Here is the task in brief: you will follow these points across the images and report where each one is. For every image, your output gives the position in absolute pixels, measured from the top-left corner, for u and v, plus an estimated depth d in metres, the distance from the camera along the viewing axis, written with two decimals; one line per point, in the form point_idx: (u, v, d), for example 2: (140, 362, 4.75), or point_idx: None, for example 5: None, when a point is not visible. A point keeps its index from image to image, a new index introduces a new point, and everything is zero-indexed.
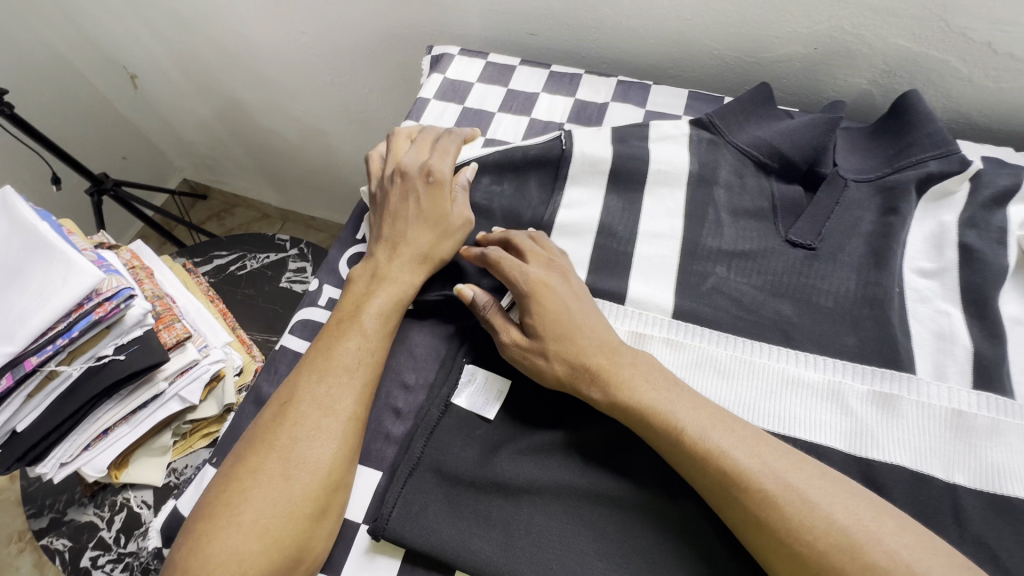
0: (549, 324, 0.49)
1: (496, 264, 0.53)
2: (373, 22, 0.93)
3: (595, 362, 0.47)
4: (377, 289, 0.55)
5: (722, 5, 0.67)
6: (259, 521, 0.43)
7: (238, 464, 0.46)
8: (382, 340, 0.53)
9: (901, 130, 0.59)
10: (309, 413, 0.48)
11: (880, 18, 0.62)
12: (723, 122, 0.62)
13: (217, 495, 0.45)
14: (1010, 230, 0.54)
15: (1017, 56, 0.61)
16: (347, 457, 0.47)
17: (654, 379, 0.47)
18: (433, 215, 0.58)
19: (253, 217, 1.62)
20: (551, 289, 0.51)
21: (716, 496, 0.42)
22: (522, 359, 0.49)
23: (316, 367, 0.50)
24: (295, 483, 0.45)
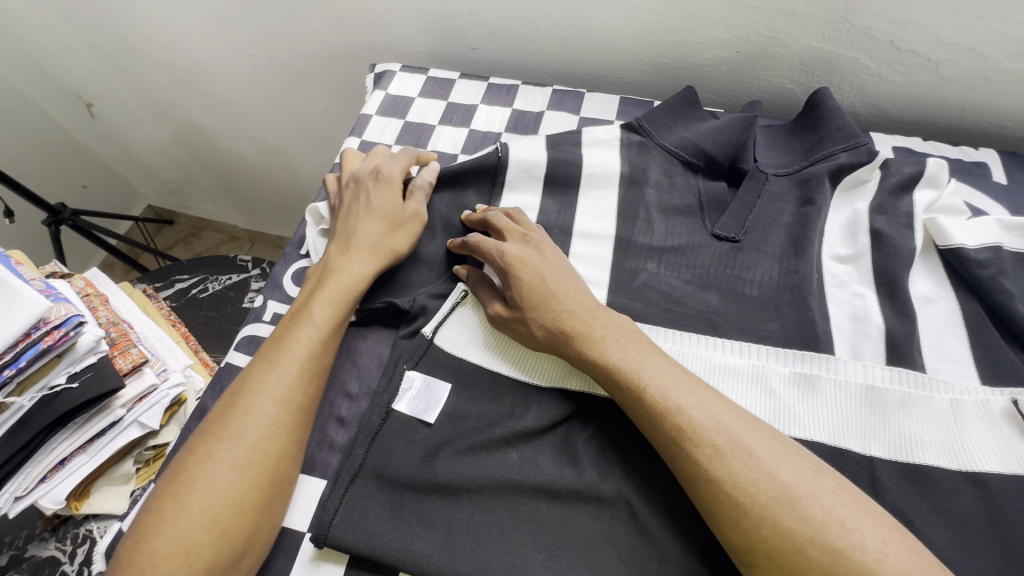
0: (525, 294, 0.51)
1: (475, 245, 0.56)
2: (321, 41, 0.95)
3: (568, 326, 0.49)
4: (329, 280, 0.56)
5: (646, 15, 0.70)
6: (206, 511, 0.43)
7: (187, 457, 0.46)
8: (333, 331, 0.54)
9: (816, 125, 0.62)
10: (258, 402, 0.48)
11: (791, 21, 0.66)
12: (651, 125, 0.65)
13: (166, 488, 0.45)
14: (916, 215, 0.57)
15: (920, 53, 0.64)
16: (293, 446, 0.49)
17: (626, 342, 0.48)
18: (385, 208, 0.60)
19: (221, 240, 1.62)
20: (526, 261, 0.53)
21: (669, 454, 0.44)
22: (506, 328, 0.52)
23: (267, 359, 0.51)
24: (243, 472, 0.45)
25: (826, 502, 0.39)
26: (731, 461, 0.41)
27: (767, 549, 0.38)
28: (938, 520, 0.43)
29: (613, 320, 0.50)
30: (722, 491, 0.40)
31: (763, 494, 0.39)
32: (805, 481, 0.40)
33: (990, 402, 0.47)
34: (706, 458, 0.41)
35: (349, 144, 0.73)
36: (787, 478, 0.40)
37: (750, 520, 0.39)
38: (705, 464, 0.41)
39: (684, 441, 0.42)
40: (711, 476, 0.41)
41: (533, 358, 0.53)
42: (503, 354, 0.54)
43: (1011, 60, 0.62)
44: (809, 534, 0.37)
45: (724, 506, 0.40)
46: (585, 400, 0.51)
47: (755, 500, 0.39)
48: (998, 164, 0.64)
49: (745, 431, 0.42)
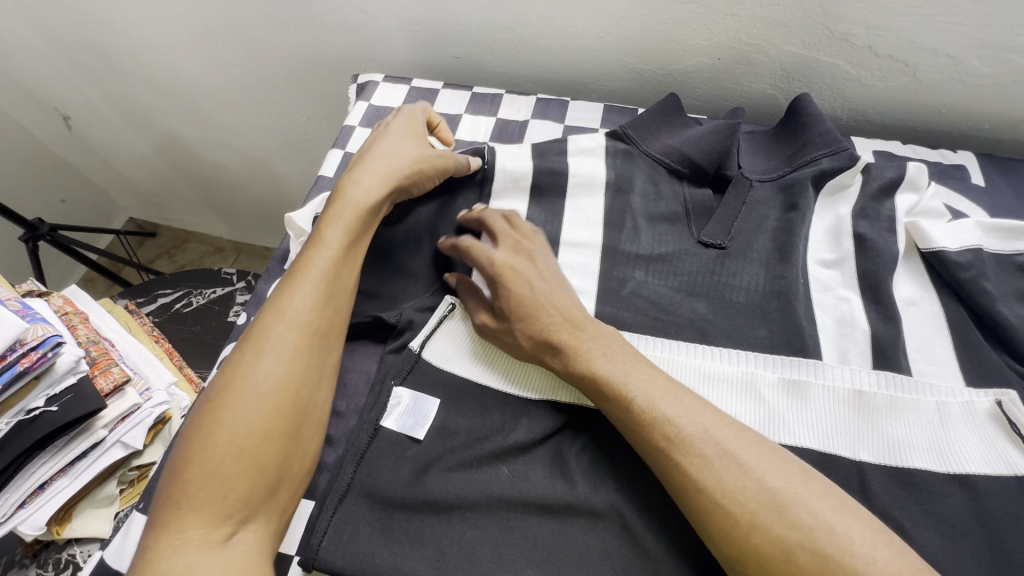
0: (513, 305, 0.51)
1: (465, 248, 0.56)
2: (303, 51, 0.94)
3: (555, 338, 0.49)
4: (341, 202, 0.57)
5: (627, 23, 0.71)
6: (234, 441, 0.44)
7: (211, 393, 0.47)
8: (347, 253, 0.55)
9: (798, 131, 0.63)
10: (274, 331, 0.49)
11: (771, 28, 0.67)
12: (636, 132, 0.65)
13: (194, 423, 0.46)
14: (898, 218, 0.57)
15: (897, 58, 0.65)
16: (314, 370, 0.49)
17: (614, 352, 0.48)
18: (404, 132, 0.63)
19: (206, 252, 1.60)
20: (516, 271, 0.53)
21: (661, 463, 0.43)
22: (494, 338, 0.52)
23: (281, 292, 0.51)
24: (265, 400, 0.46)
25: (815, 508, 0.39)
26: (721, 468, 0.41)
27: (757, 558, 0.38)
28: (927, 523, 0.43)
29: (602, 330, 0.50)
30: (713, 502, 0.40)
31: (753, 503, 0.39)
32: (793, 488, 0.40)
33: (975, 403, 0.48)
34: (694, 467, 0.41)
35: (332, 157, 0.73)
36: (776, 486, 0.40)
37: (741, 530, 0.39)
38: (693, 474, 0.41)
39: (674, 451, 0.42)
40: (699, 484, 0.41)
41: (524, 369, 0.53)
42: (493, 366, 0.53)
43: (985, 63, 0.64)
44: (799, 541, 0.37)
45: (715, 514, 0.40)
46: (575, 411, 0.50)
47: (746, 509, 0.39)
48: (976, 166, 0.65)
49: (735, 439, 0.42)
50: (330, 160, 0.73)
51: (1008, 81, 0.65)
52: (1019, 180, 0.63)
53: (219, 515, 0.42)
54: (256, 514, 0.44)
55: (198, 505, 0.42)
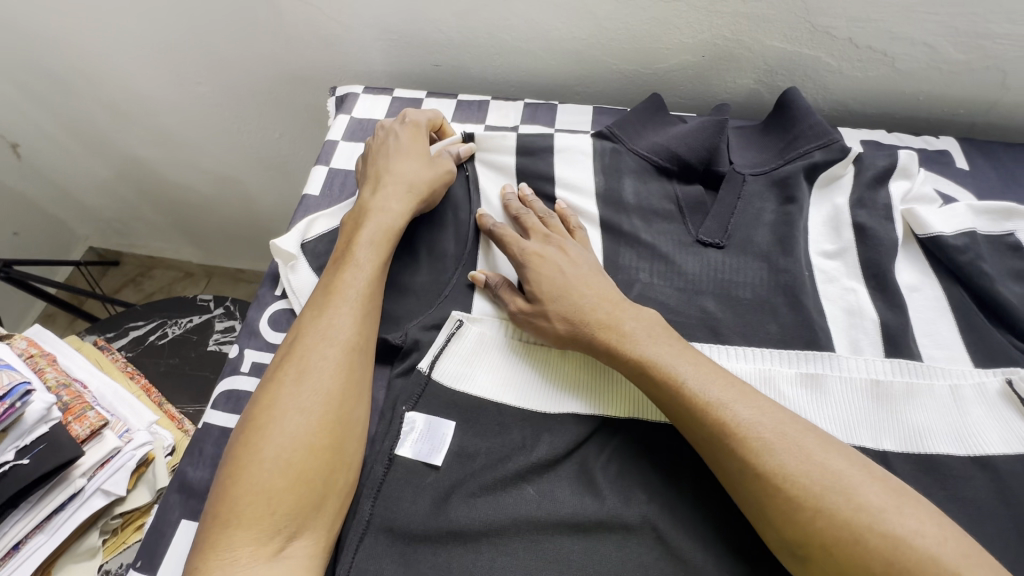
0: (545, 289, 0.52)
1: (499, 237, 0.57)
2: (274, 64, 0.90)
3: (592, 317, 0.49)
4: (367, 221, 0.56)
5: (611, 24, 0.70)
6: (281, 457, 0.42)
7: (254, 409, 0.45)
8: (378, 266, 0.53)
9: (787, 124, 0.63)
10: (315, 348, 0.47)
11: (754, 24, 0.67)
12: (623, 132, 0.64)
13: (238, 442, 0.44)
14: (894, 206, 0.58)
15: (876, 49, 0.67)
16: (356, 385, 0.47)
17: (658, 338, 0.47)
18: (418, 147, 0.61)
19: (175, 277, 1.52)
20: (546, 258, 0.54)
21: None
22: (527, 324, 0.52)
23: (319, 305, 0.50)
24: (310, 416, 0.44)
25: (863, 496, 0.37)
26: (762, 467, 0.40)
27: (823, 540, 0.37)
28: (955, 507, 0.44)
29: (643, 316, 0.49)
30: (774, 485, 0.39)
31: (818, 482, 0.38)
32: (839, 474, 0.39)
33: (986, 383, 0.49)
34: (753, 452, 0.40)
35: (316, 174, 0.69)
36: (836, 465, 0.39)
37: (807, 513, 0.38)
38: (753, 457, 0.40)
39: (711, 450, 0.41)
40: (758, 469, 0.40)
41: (543, 379, 0.51)
42: (524, 368, 0.52)
43: (959, 50, 0.65)
44: (868, 521, 0.36)
45: (772, 504, 0.39)
46: (598, 420, 0.49)
47: (798, 501, 0.38)
48: (959, 150, 0.66)
49: (784, 429, 0.41)
50: (314, 177, 0.69)
51: (981, 67, 0.67)
52: (1000, 162, 0.65)
53: (268, 531, 0.40)
54: (305, 531, 0.42)
55: (245, 522, 0.40)
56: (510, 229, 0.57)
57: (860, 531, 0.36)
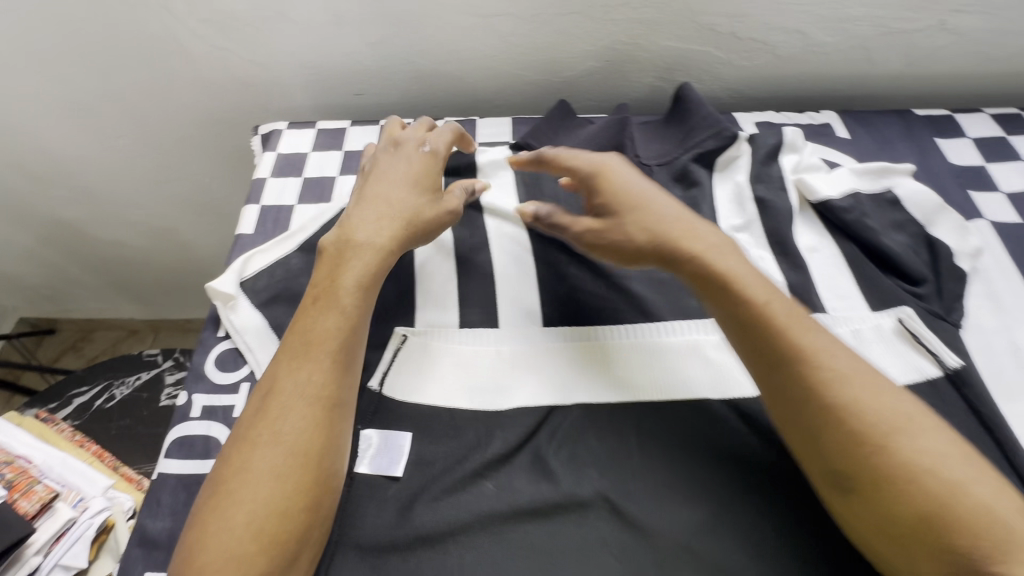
0: (619, 202, 0.53)
1: (555, 159, 0.57)
2: (196, 110, 0.90)
3: (671, 231, 0.50)
4: (351, 257, 0.53)
5: (517, 39, 0.74)
6: (253, 522, 0.41)
7: (224, 469, 0.44)
8: (358, 313, 0.51)
9: (684, 117, 0.68)
10: (290, 404, 0.46)
11: (647, 27, 0.73)
12: (537, 140, 0.69)
13: (207, 505, 0.43)
14: (787, 176, 0.64)
15: (757, 39, 0.74)
16: (333, 443, 0.46)
17: (733, 254, 0.50)
18: (427, 179, 0.59)
19: (118, 337, 1.45)
20: (614, 170, 0.55)
21: (783, 400, 0.44)
22: (598, 240, 0.53)
23: (296, 354, 0.48)
24: (282, 478, 0.43)
25: (925, 445, 0.40)
26: (847, 394, 0.42)
27: (873, 476, 0.39)
28: None
29: (711, 238, 0.51)
30: (841, 418, 0.41)
31: (886, 422, 0.40)
32: (910, 416, 0.41)
33: (882, 324, 0.55)
34: (831, 385, 0.42)
35: (249, 213, 0.69)
36: (905, 409, 0.41)
37: (866, 449, 0.40)
38: (823, 388, 0.42)
39: (795, 365, 0.43)
40: (834, 404, 0.42)
41: (497, 379, 0.54)
42: (481, 372, 0.54)
43: (826, 34, 0.73)
44: (928, 464, 0.39)
45: (836, 443, 0.41)
46: (546, 410, 0.52)
47: (860, 435, 0.40)
48: (840, 122, 0.73)
49: (856, 364, 0.44)
50: (246, 217, 0.68)
51: (849, 47, 0.74)
52: (874, 127, 0.72)
53: None
54: None
55: None
56: (560, 152, 0.58)
57: (920, 471, 0.39)
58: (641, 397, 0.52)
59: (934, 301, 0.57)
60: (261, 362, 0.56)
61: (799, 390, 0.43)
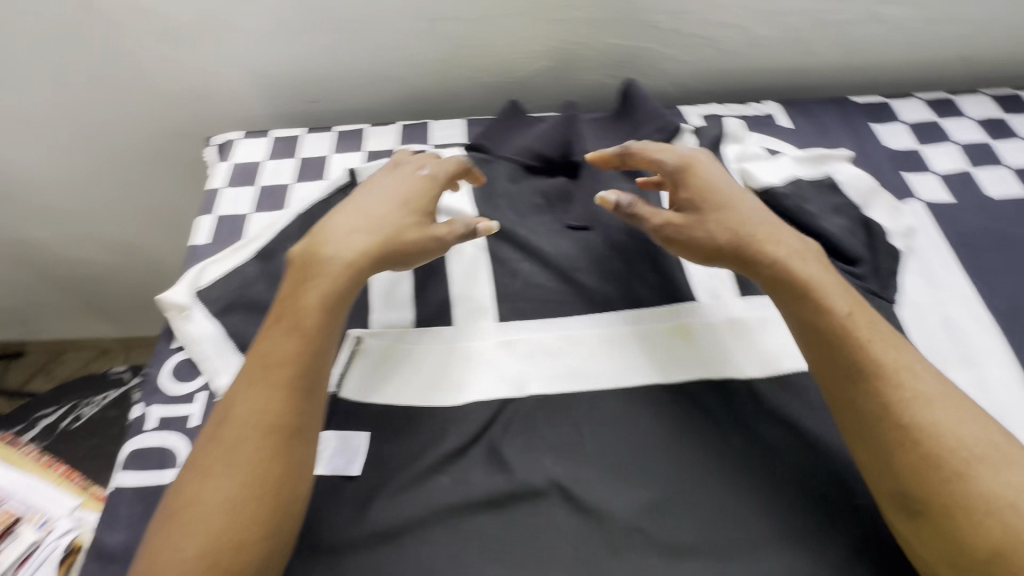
0: (704, 198, 0.53)
1: (640, 154, 0.58)
2: (152, 123, 0.90)
3: (755, 233, 0.51)
4: (318, 272, 0.50)
5: (467, 42, 0.76)
6: (205, 555, 0.40)
7: (180, 497, 0.43)
8: (322, 332, 0.48)
9: (630, 113, 0.70)
10: (246, 432, 0.44)
11: (592, 26, 0.75)
12: (488, 141, 0.70)
13: (159, 532, 0.42)
14: (731, 165, 0.66)
15: (699, 35, 0.76)
16: (292, 470, 0.44)
17: (814, 260, 0.50)
18: (415, 201, 0.56)
19: (89, 357, 1.39)
20: (702, 165, 0.56)
21: (858, 417, 0.44)
22: (680, 234, 0.53)
23: (256, 377, 0.46)
24: (236, 509, 0.42)
25: (1008, 478, 0.40)
26: (929, 416, 0.42)
27: (939, 502, 0.40)
28: (807, 415, 0.51)
29: (793, 245, 0.51)
30: (915, 439, 0.41)
31: (967, 449, 0.41)
32: (992, 445, 0.41)
33: None
34: (912, 406, 0.42)
35: (203, 224, 0.69)
36: (985, 443, 0.41)
37: (941, 474, 0.40)
38: (902, 408, 0.42)
39: (875, 382, 0.44)
40: (915, 424, 0.42)
41: (454, 376, 0.54)
42: (438, 369, 0.55)
43: (765, 28, 0.75)
44: (1009, 498, 0.39)
45: (910, 464, 0.41)
46: (500, 403, 0.53)
47: (934, 460, 0.40)
48: (782, 112, 0.75)
49: (937, 385, 0.44)
50: (201, 227, 0.68)
51: (788, 39, 0.77)
52: (814, 116, 0.75)
53: None
54: None
55: None
56: (648, 146, 0.59)
57: (998, 500, 0.39)
58: (593, 387, 0.53)
59: (875, 280, 0.58)
60: (216, 371, 0.57)
61: (873, 405, 0.43)
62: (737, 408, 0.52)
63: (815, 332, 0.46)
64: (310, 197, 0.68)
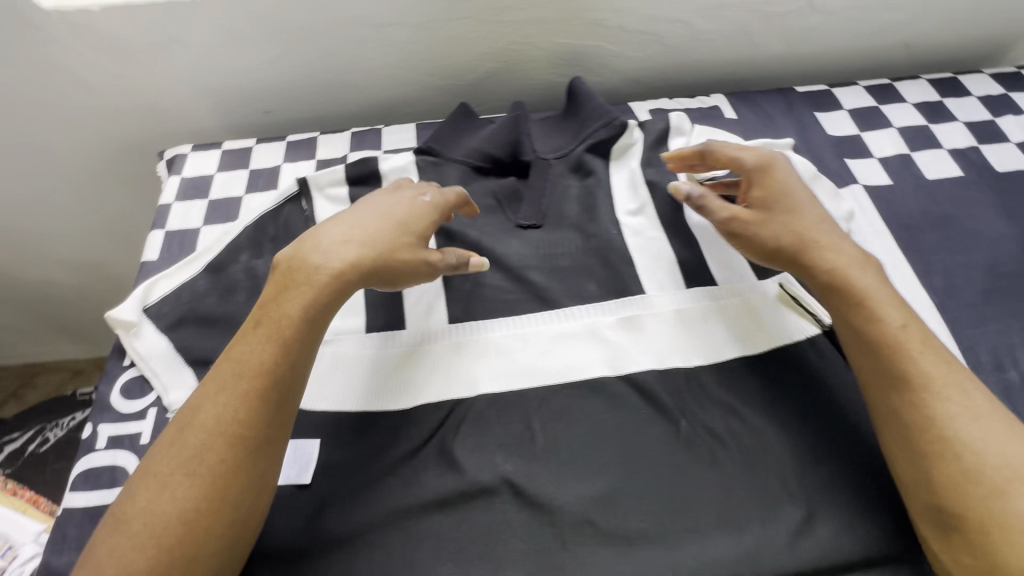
0: (774, 199, 0.55)
1: (716, 154, 0.59)
2: (104, 140, 0.89)
3: (819, 239, 0.53)
4: (300, 282, 0.49)
5: (415, 47, 0.76)
6: (154, 566, 0.40)
7: (132, 503, 0.42)
8: (298, 345, 0.48)
9: (577, 110, 0.71)
10: (211, 442, 0.43)
11: (537, 26, 0.75)
12: (438, 143, 0.70)
13: (106, 537, 0.41)
14: None
15: (643, 31, 0.77)
16: (255, 484, 0.44)
17: (869, 271, 0.51)
18: (415, 224, 0.54)
19: (64, 378, 1.35)
20: (779, 168, 0.57)
21: (900, 428, 0.45)
22: (745, 230, 0.54)
23: (227, 386, 0.46)
24: (191, 521, 0.41)
25: None
26: (969, 432, 0.43)
27: (976, 517, 0.41)
28: (752, 401, 0.52)
29: (852, 256, 0.52)
30: (955, 451, 0.43)
31: (1007, 468, 0.42)
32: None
33: (765, 291, 0.58)
34: (954, 421, 0.44)
35: (153, 239, 0.68)
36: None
37: (981, 488, 0.41)
38: (945, 421, 0.44)
39: (919, 394, 0.45)
40: (956, 438, 0.43)
41: (407, 380, 0.55)
42: (391, 374, 0.55)
43: (708, 21, 0.76)
44: None
45: (945, 476, 0.43)
46: (452, 403, 0.53)
47: (974, 474, 0.42)
48: (727, 103, 0.77)
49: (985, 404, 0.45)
50: (151, 243, 0.68)
51: (731, 32, 0.78)
52: (759, 106, 0.76)
53: None
54: None
55: None
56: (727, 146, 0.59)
57: None
58: (545, 382, 0.54)
59: None
60: (167, 387, 0.56)
61: (916, 415, 0.45)
62: (684, 397, 0.53)
63: (867, 339, 0.48)
64: (261, 206, 0.68)
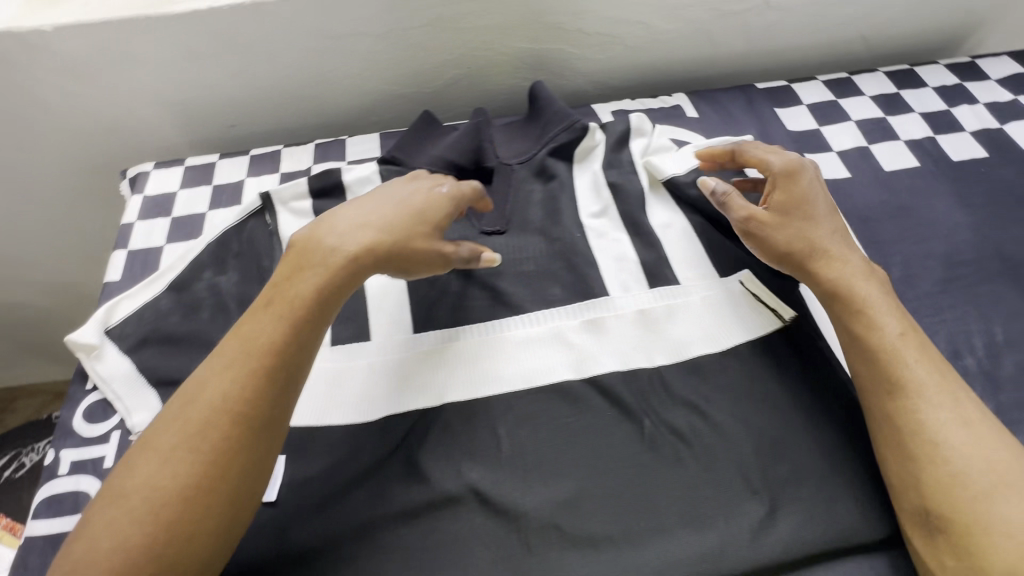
0: (790, 201, 0.57)
1: (744, 158, 0.61)
2: (68, 160, 0.88)
3: (827, 247, 0.54)
4: (314, 263, 0.49)
5: (375, 57, 0.76)
6: (149, 542, 0.39)
7: (128, 478, 0.41)
8: (306, 326, 0.47)
9: (538, 115, 0.71)
10: (213, 418, 0.43)
11: (497, 32, 0.76)
12: (401, 152, 0.69)
13: (100, 511, 0.41)
14: (637, 160, 0.68)
15: (603, 33, 0.77)
16: (255, 465, 0.43)
17: (873, 281, 0.53)
18: (429, 215, 0.54)
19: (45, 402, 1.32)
20: (803, 173, 0.58)
21: (891, 432, 0.47)
22: (759, 230, 0.56)
23: (234, 362, 0.45)
24: (189, 497, 0.41)
25: None
26: (957, 439, 0.44)
27: (962, 521, 0.42)
28: (716, 398, 0.53)
29: (856, 266, 0.54)
30: (945, 457, 0.44)
31: (993, 476, 0.42)
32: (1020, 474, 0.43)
33: (727, 288, 0.59)
34: (941, 428, 0.45)
35: (116, 260, 0.68)
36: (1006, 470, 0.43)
37: (968, 493, 0.42)
38: (936, 428, 0.45)
39: (912, 400, 0.46)
40: (945, 444, 0.44)
41: (372, 392, 0.54)
42: (357, 387, 0.55)
43: (667, 22, 0.77)
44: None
45: (936, 479, 0.43)
46: (418, 414, 0.53)
47: (961, 479, 0.43)
48: (688, 103, 0.77)
49: (976, 412, 0.46)
50: (114, 264, 0.68)
51: (690, 31, 0.79)
52: (720, 104, 0.77)
53: None
54: None
55: None
56: (755, 150, 0.61)
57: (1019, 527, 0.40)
58: (510, 388, 0.54)
59: None
60: (131, 409, 0.56)
61: (908, 420, 0.46)
62: (649, 398, 0.53)
63: (862, 346, 0.49)
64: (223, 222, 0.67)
